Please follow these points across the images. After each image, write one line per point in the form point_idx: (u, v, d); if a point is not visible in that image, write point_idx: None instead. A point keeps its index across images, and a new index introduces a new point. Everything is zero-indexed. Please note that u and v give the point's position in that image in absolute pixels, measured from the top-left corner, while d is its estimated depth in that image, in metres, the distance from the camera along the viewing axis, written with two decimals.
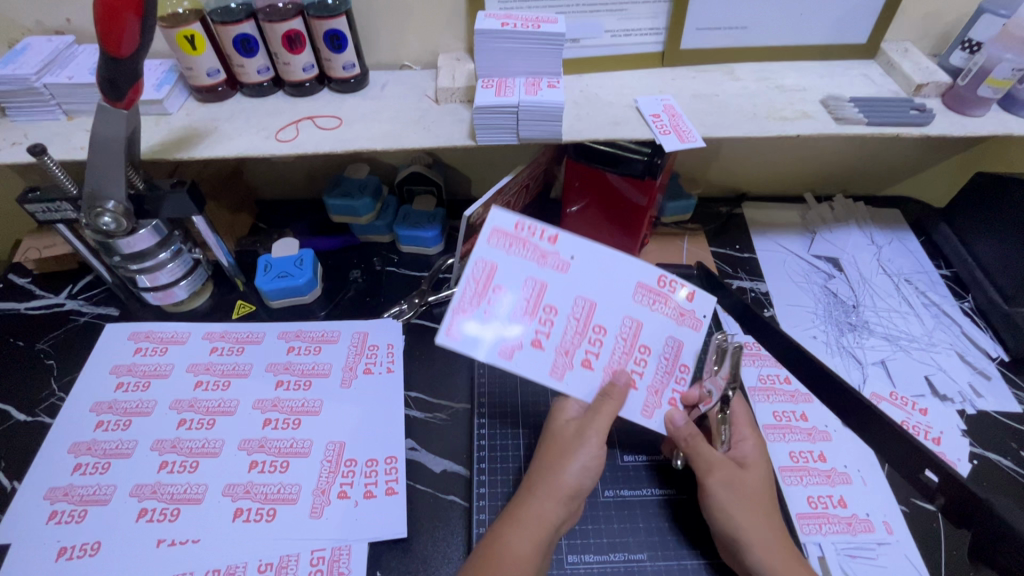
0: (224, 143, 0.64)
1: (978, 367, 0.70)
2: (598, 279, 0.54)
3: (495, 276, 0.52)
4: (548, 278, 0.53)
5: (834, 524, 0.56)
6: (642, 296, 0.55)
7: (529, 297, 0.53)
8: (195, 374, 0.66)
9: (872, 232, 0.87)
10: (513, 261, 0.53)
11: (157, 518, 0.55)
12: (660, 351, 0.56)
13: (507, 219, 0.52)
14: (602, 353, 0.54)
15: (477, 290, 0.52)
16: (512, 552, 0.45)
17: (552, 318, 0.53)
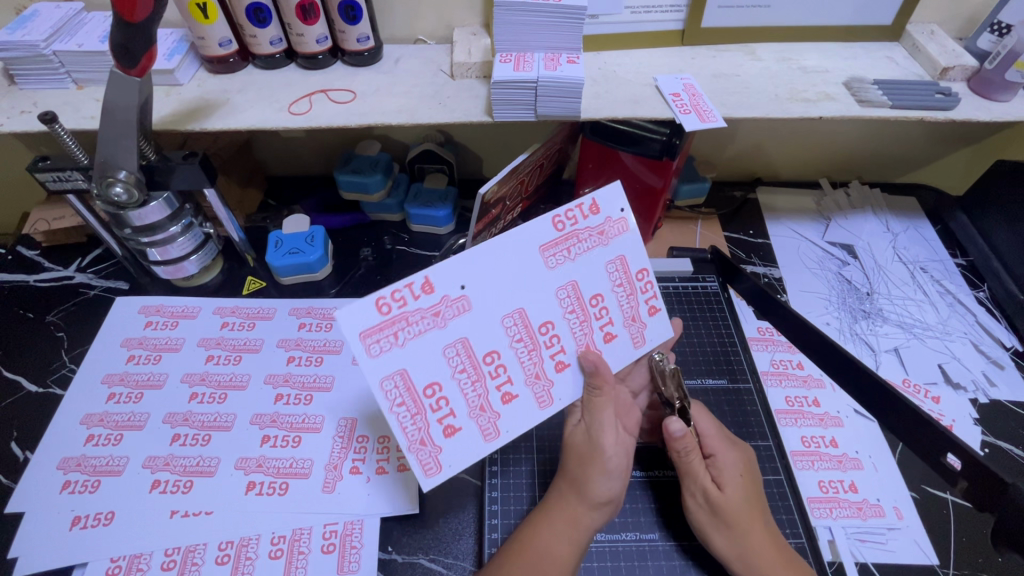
0: (236, 114, 0.63)
1: (992, 356, 0.70)
2: (492, 298, 0.48)
3: (416, 372, 0.45)
4: (464, 331, 0.47)
5: (844, 508, 0.56)
6: (554, 256, 0.50)
7: (465, 360, 0.47)
8: (207, 349, 0.66)
9: (888, 219, 0.86)
10: (421, 344, 0.45)
11: (170, 490, 0.55)
12: (610, 286, 0.53)
13: (368, 311, 0.43)
14: (566, 344, 0.51)
15: (420, 388, 0.46)
16: (544, 551, 0.47)
17: (501, 353, 0.48)
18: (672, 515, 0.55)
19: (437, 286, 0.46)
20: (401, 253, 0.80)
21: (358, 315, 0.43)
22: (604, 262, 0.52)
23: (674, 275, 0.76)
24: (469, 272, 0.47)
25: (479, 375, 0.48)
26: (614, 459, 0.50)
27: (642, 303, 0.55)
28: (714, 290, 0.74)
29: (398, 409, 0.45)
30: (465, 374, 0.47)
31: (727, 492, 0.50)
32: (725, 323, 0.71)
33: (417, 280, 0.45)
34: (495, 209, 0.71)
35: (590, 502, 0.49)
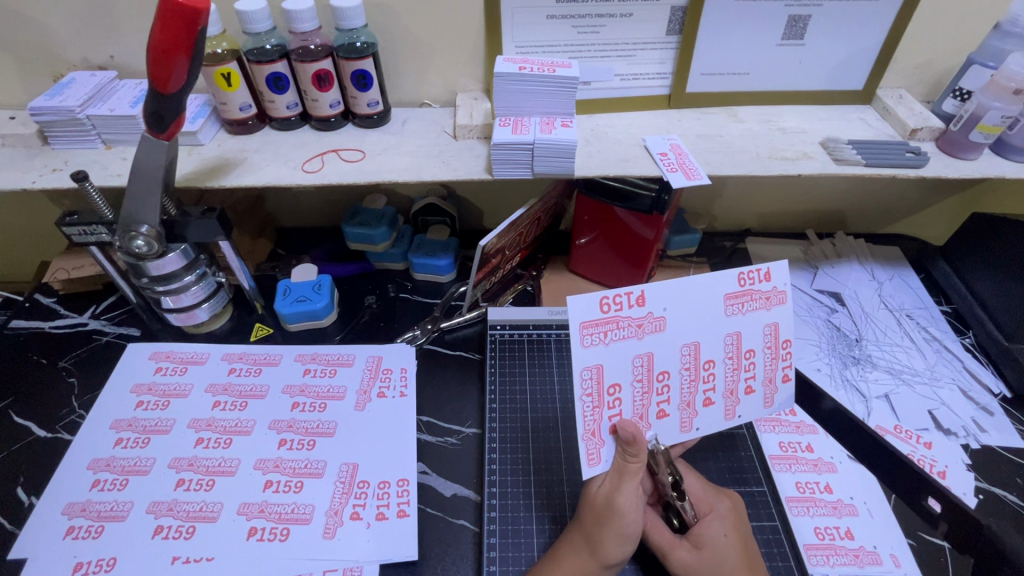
0: (254, 172, 0.67)
1: (981, 403, 0.71)
2: (682, 326, 0.52)
3: (605, 377, 0.50)
4: (653, 346, 0.51)
5: (841, 556, 0.56)
6: (732, 307, 0.53)
7: (645, 371, 0.52)
8: (214, 395, 0.67)
9: (873, 268, 0.89)
10: (622, 346, 0.50)
11: (173, 536, 0.55)
12: (762, 345, 0.55)
13: (592, 307, 0.49)
14: (717, 385, 0.54)
15: (606, 384, 0.51)
16: None
17: (670, 375, 0.53)
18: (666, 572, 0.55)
19: (647, 303, 0.51)
20: (404, 301, 0.83)
21: (583, 307, 0.48)
22: (764, 324, 0.54)
23: None
24: (672, 297, 0.51)
25: (650, 388, 0.52)
26: (631, 525, 0.50)
27: (781, 368, 0.56)
28: None
29: (587, 398, 0.50)
30: (641, 383, 0.52)
31: (703, 553, 0.51)
32: None
33: (638, 292, 0.50)
34: (494, 260, 0.74)
35: (600, 561, 0.50)
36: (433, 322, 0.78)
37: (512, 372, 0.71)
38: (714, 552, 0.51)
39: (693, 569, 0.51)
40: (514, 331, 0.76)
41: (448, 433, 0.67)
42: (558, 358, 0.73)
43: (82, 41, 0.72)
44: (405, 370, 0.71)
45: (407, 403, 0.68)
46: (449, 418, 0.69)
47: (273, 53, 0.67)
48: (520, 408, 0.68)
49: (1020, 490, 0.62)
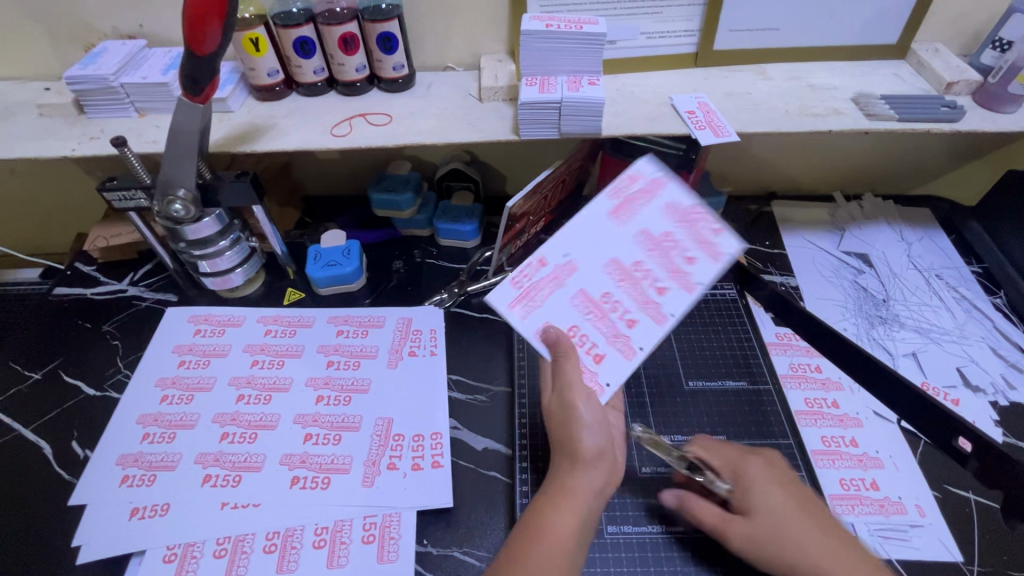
0: (284, 137, 0.69)
1: (1012, 360, 0.71)
2: (589, 257, 0.57)
3: (568, 325, 0.55)
4: (581, 284, 0.57)
5: (866, 505, 0.57)
6: (621, 214, 0.58)
7: (589, 305, 0.56)
8: (252, 354, 0.70)
9: (902, 229, 0.87)
10: (553, 299, 0.56)
11: (221, 483, 0.58)
12: (674, 223, 0.57)
13: (507, 287, 0.57)
14: (658, 271, 0.56)
15: (566, 330, 0.55)
16: (552, 531, 0.46)
17: (615, 295, 0.56)
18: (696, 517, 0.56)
19: (550, 260, 0.58)
20: (430, 266, 0.84)
21: (500, 292, 0.57)
22: (662, 204, 0.58)
23: None
24: (569, 244, 0.58)
25: (604, 314, 0.55)
26: (591, 412, 0.51)
27: (706, 226, 0.56)
28: (732, 298, 0.76)
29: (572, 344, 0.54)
30: (594, 315, 0.55)
31: (757, 520, 0.50)
32: (743, 330, 0.72)
33: (535, 258, 0.58)
34: (520, 224, 0.75)
35: (576, 459, 0.50)
36: (460, 286, 0.80)
37: None
38: (771, 518, 0.50)
39: (751, 541, 0.50)
40: None
41: (477, 391, 0.69)
42: None
43: (112, 11, 0.73)
44: (434, 331, 0.73)
45: (437, 361, 0.70)
46: (479, 376, 0.70)
47: (299, 17, 0.67)
48: (547, 366, 0.69)
49: None
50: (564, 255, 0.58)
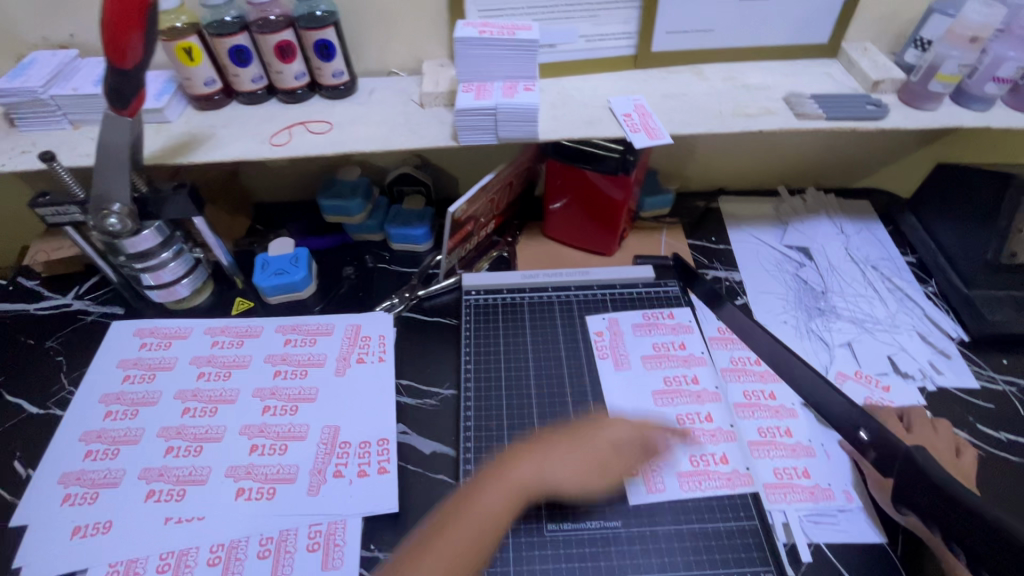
0: (222, 148, 0.68)
1: (939, 347, 0.74)
2: (628, 401, 0.65)
3: (714, 458, 0.61)
4: (640, 415, 0.64)
5: (797, 492, 0.59)
6: (618, 360, 0.70)
7: (688, 429, 0.63)
8: (198, 366, 0.70)
9: (842, 222, 0.90)
10: (662, 444, 0.61)
11: (164, 498, 0.58)
12: (650, 347, 0.71)
13: (618, 473, 0.59)
14: (694, 394, 0.66)
15: (728, 461, 0.61)
16: (453, 535, 0.45)
17: (690, 414, 0.65)
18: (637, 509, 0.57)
19: None
20: (382, 271, 0.84)
21: (623, 484, 0.58)
22: (636, 330, 0.73)
23: (637, 281, 0.78)
24: (615, 403, 0.65)
25: (700, 429, 0.63)
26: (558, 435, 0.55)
27: (676, 347, 0.71)
28: (675, 294, 0.77)
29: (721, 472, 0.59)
30: (704, 439, 0.62)
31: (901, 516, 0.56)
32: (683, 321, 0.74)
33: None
34: (467, 227, 0.76)
35: (492, 481, 0.50)
36: (411, 290, 0.80)
37: (487, 333, 0.73)
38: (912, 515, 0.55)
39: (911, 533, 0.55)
40: (488, 296, 0.77)
41: (426, 394, 0.70)
42: (531, 318, 0.74)
43: (40, 21, 0.71)
44: (384, 337, 0.73)
45: (386, 367, 0.70)
46: (429, 380, 0.71)
47: (232, 25, 0.67)
48: (494, 368, 0.69)
49: (971, 426, 0.67)
50: (620, 414, 0.64)
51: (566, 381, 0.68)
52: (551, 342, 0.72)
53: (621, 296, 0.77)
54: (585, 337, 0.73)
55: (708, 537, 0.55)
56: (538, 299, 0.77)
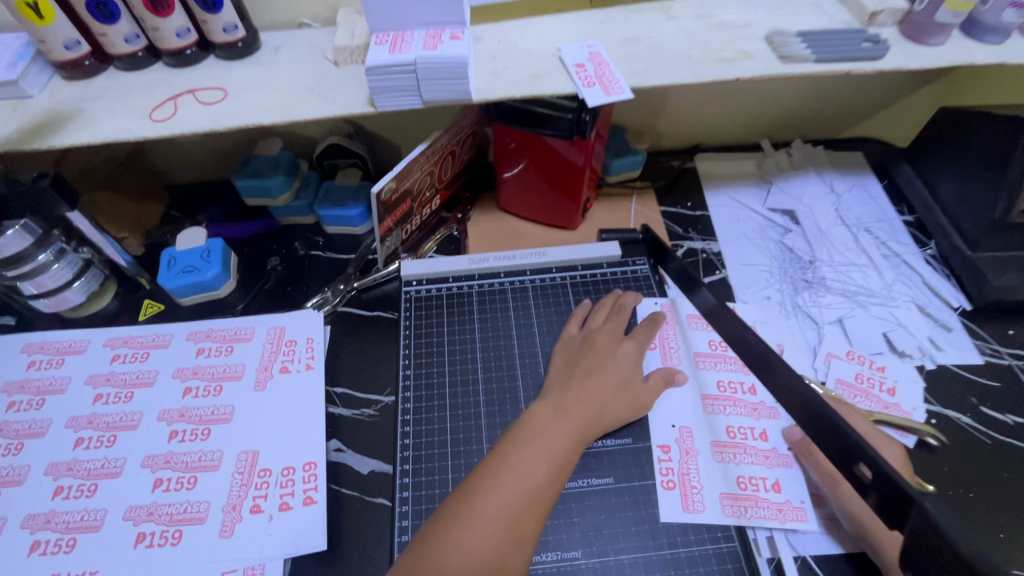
0: (92, 126, 0.56)
1: (939, 319, 0.66)
2: (669, 410, 0.56)
3: (758, 479, 0.53)
4: (690, 425, 0.56)
5: (762, 508, 0.51)
6: (655, 357, 0.60)
7: (730, 446, 0.54)
8: (95, 387, 0.60)
9: (832, 179, 0.80)
10: (709, 469, 0.53)
11: (51, 550, 0.50)
12: (667, 338, 0.62)
13: (668, 498, 0.51)
14: (734, 400, 0.57)
15: (773, 484, 0.52)
16: (461, 547, 0.40)
17: (734, 423, 0.56)
18: (599, 531, 0.50)
19: (664, 438, 0.54)
20: (314, 260, 0.74)
21: (668, 507, 0.51)
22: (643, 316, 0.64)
23: (602, 260, 0.69)
24: (664, 414, 0.56)
25: (743, 445, 0.54)
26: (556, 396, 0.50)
27: (699, 339, 0.62)
28: (644, 273, 0.68)
29: (770, 499, 0.51)
30: (747, 456, 0.54)
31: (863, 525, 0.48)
32: (651, 301, 0.65)
33: (659, 450, 0.54)
34: (405, 204, 0.66)
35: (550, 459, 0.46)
36: (346, 282, 0.70)
37: (428, 328, 0.64)
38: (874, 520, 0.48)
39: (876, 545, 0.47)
40: (431, 286, 0.68)
41: (364, 404, 0.61)
42: (481, 310, 0.65)
43: None
44: (311, 340, 0.64)
45: (314, 376, 0.61)
46: (367, 387, 0.62)
47: None
48: (437, 369, 0.61)
49: (974, 410, 0.60)
50: (670, 424, 0.56)
51: (519, 383, 0.59)
52: (502, 336, 0.63)
53: (582, 280, 0.68)
54: (543, 329, 0.63)
55: (678, 566, 0.48)
56: (488, 287, 0.67)
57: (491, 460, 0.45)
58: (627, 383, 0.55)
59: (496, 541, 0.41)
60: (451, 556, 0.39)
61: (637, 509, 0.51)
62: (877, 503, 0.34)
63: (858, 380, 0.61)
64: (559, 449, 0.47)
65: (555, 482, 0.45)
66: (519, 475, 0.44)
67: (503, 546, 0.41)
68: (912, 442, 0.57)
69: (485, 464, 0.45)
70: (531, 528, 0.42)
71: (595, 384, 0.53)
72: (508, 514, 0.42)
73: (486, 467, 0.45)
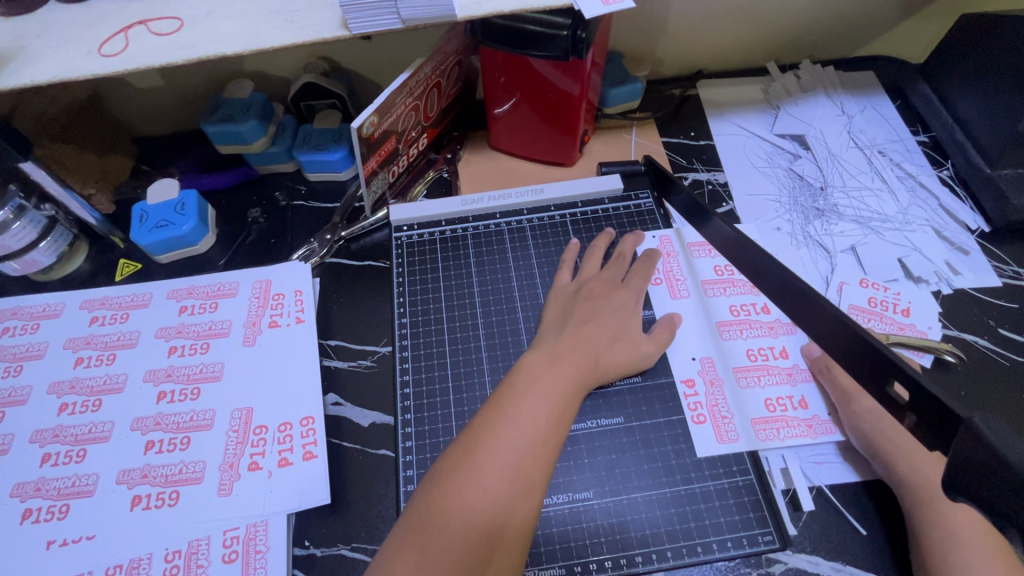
0: (35, 65, 0.50)
1: (956, 242, 0.64)
2: (687, 342, 0.54)
3: (786, 399, 0.52)
4: (709, 353, 0.54)
5: (793, 428, 0.50)
6: (667, 288, 0.58)
7: (751, 367, 0.53)
8: (75, 351, 0.57)
9: (842, 100, 0.76)
10: (737, 395, 0.52)
11: (45, 518, 0.48)
12: (675, 267, 0.59)
13: (700, 431, 0.50)
14: (749, 322, 0.56)
15: (799, 400, 0.52)
16: (465, 503, 0.39)
17: (752, 345, 0.54)
18: (609, 470, 0.48)
19: (686, 373, 0.52)
20: (298, 210, 0.70)
21: (703, 440, 0.49)
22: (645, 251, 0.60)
23: (603, 195, 0.65)
24: (684, 346, 0.54)
25: (765, 366, 0.53)
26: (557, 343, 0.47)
27: (707, 265, 0.59)
28: (648, 207, 0.64)
29: (798, 415, 0.51)
30: (769, 376, 0.53)
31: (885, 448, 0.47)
32: (654, 235, 0.62)
33: (684, 385, 0.52)
34: (388, 143, 0.61)
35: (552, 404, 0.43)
36: (333, 230, 0.66)
37: (426, 272, 0.60)
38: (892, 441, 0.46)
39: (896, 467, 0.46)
40: (423, 231, 0.64)
41: (361, 356, 0.58)
42: (477, 251, 0.62)
43: None
44: (300, 293, 0.60)
45: (305, 329, 0.58)
46: (363, 338, 0.59)
47: None
48: (441, 311, 0.58)
49: (992, 332, 0.58)
50: (691, 356, 0.54)
51: (521, 325, 0.57)
52: (501, 278, 0.60)
53: (582, 217, 0.64)
54: (544, 270, 0.60)
55: (692, 501, 0.47)
56: (484, 228, 0.63)
57: (490, 409, 0.43)
58: (625, 333, 0.51)
59: (500, 493, 0.39)
60: (453, 511, 0.38)
61: (649, 448, 0.49)
62: (916, 424, 0.32)
63: (872, 305, 0.58)
64: (562, 391, 0.45)
65: (560, 426, 0.43)
66: (519, 423, 0.42)
67: (507, 497, 0.39)
68: (928, 361, 0.55)
69: (484, 414, 0.43)
70: (537, 475, 0.41)
71: (593, 333, 0.50)
72: (511, 464, 0.40)
73: (485, 417, 0.43)
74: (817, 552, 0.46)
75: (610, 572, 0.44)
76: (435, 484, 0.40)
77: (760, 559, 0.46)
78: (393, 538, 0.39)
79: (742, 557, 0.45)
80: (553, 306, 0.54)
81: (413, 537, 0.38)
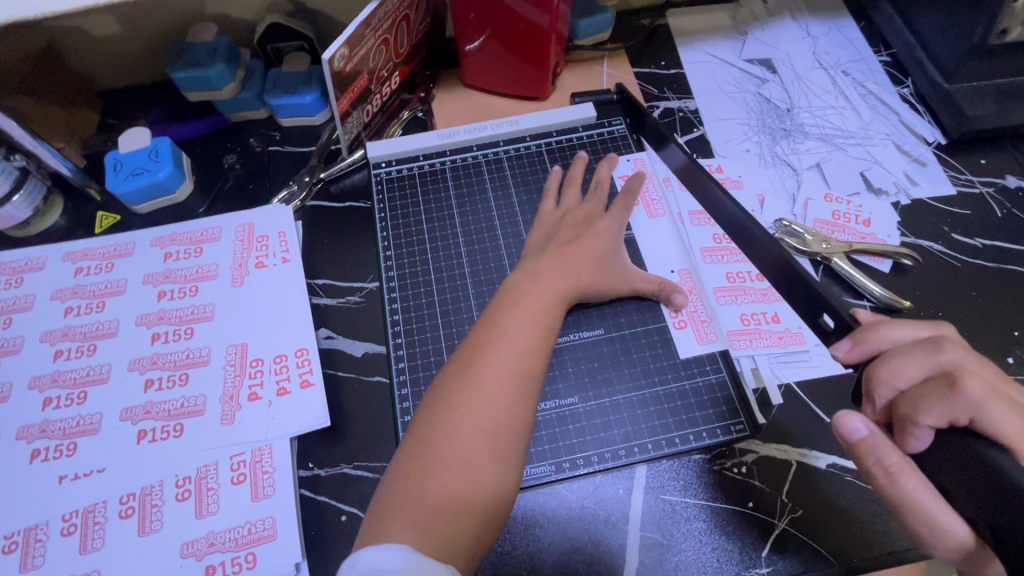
0: None
1: (914, 155, 0.66)
2: (664, 256, 0.57)
3: (761, 318, 0.55)
4: (688, 267, 0.57)
5: (765, 338, 0.54)
6: (649, 209, 0.60)
7: (732, 287, 0.56)
8: (63, 301, 0.57)
9: (808, 23, 0.77)
10: (713, 309, 0.55)
11: (53, 456, 0.50)
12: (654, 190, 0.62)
13: (681, 336, 0.53)
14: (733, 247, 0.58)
15: (773, 318, 0.55)
16: (470, 408, 0.41)
17: (734, 268, 0.57)
18: (593, 376, 0.51)
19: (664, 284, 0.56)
20: (274, 155, 0.69)
21: (684, 343, 0.53)
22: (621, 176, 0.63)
23: (576, 124, 0.66)
24: (663, 262, 0.57)
25: (745, 287, 0.56)
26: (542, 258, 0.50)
27: None
28: (622, 133, 0.66)
29: (772, 333, 0.54)
30: (747, 296, 0.56)
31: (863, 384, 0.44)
32: (626, 160, 0.64)
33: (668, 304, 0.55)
34: (360, 79, 0.61)
35: (536, 312, 0.47)
36: (312, 173, 0.66)
37: (407, 206, 0.62)
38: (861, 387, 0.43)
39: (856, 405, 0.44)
40: (401, 167, 0.65)
41: (348, 292, 0.60)
42: (456, 184, 0.63)
43: None
44: (284, 234, 0.61)
45: (293, 268, 0.59)
46: (349, 275, 0.61)
47: None
48: (426, 245, 0.59)
49: (946, 238, 0.61)
50: (670, 271, 0.57)
51: (503, 252, 0.59)
52: (481, 211, 0.61)
53: (557, 145, 0.65)
54: (522, 200, 0.62)
55: (670, 400, 0.51)
56: (462, 162, 0.64)
57: (484, 327, 0.45)
58: (607, 250, 0.53)
59: (502, 400, 0.42)
60: (460, 419, 0.41)
61: (629, 356, 0.52)
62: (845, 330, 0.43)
63: (835, 218, 0.62)
64: (547, 304, 0.47)
65: (548, 338, 0.46)
66: (512, 336, 0.44)
67: (508, 401, 0.42)
68: (887, 266, 0.59)
69: (478, 331, 0.46)
70: (533, 383, 0.43)
71: (575, 252, 0.52)
72: (508, 371, 0.43)
73: (480, 335, 0.45)
74: (785, 439, 0.50)
75: (596, 465, 0.48)
76: (440, 398, 0.42)
77: (735, 448, 0.50)
78: (405, 447, 0.41)
79: (717, 447, 0.49)
80: (534, 231, 0.56)
81: (424, 444, 0.40)
